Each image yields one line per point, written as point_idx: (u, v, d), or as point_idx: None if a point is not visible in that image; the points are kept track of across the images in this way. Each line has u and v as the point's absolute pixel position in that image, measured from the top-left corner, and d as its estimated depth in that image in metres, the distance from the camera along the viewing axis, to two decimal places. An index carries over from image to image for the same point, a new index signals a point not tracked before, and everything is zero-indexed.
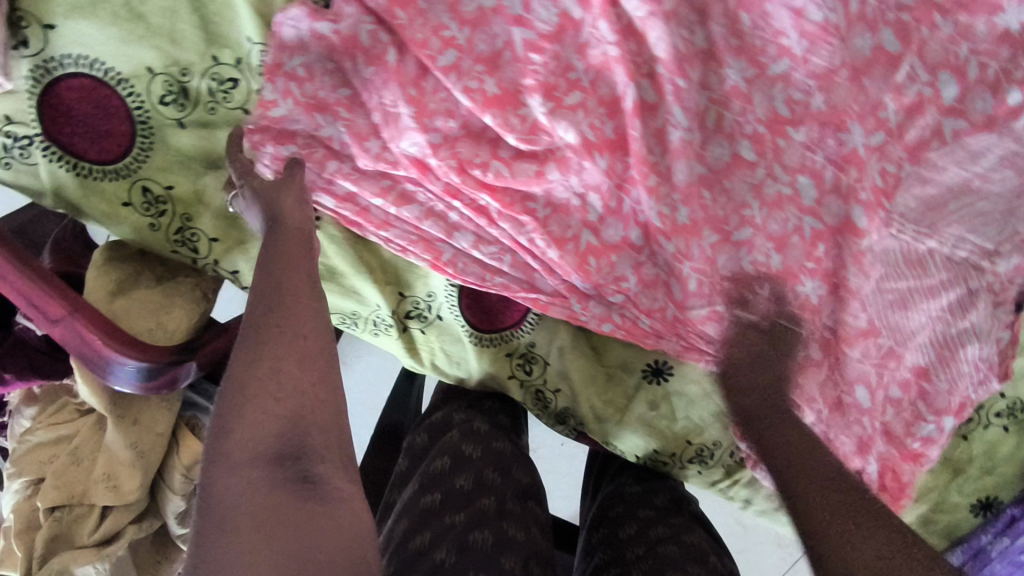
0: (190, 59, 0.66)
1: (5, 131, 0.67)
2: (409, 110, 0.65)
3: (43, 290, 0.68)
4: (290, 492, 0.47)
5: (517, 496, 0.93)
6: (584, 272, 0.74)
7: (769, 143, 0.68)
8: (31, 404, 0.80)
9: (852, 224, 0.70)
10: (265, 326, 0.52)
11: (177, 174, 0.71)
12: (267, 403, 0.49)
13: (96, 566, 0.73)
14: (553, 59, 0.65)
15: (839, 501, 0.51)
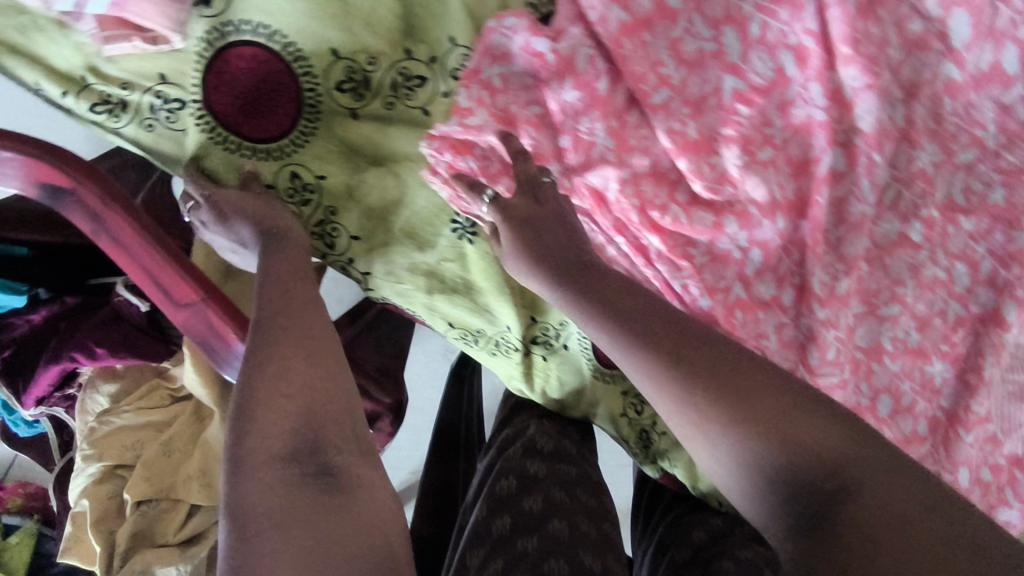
0: (380, 48, 0.59)
1: (155, 91, 0.60)
2: (613, 148, 0.63)
3: (176, 271, 0.62)
4: (310, 482, 0.46)
5: (591, 519, 0.83)
6: (729, 327, 0.70)
7: (939, 228, 0.69)
8: (112, 383, 0.73)
9: (999, 316, 0.71)
10: (270, 338, 0.51)
11: (331, 164, 0.66)
12: (277, 404, 0.48)
13: (178, 569, 0.67)
14: (758, 114, 0.62)
15: (725, 369, 0.52)
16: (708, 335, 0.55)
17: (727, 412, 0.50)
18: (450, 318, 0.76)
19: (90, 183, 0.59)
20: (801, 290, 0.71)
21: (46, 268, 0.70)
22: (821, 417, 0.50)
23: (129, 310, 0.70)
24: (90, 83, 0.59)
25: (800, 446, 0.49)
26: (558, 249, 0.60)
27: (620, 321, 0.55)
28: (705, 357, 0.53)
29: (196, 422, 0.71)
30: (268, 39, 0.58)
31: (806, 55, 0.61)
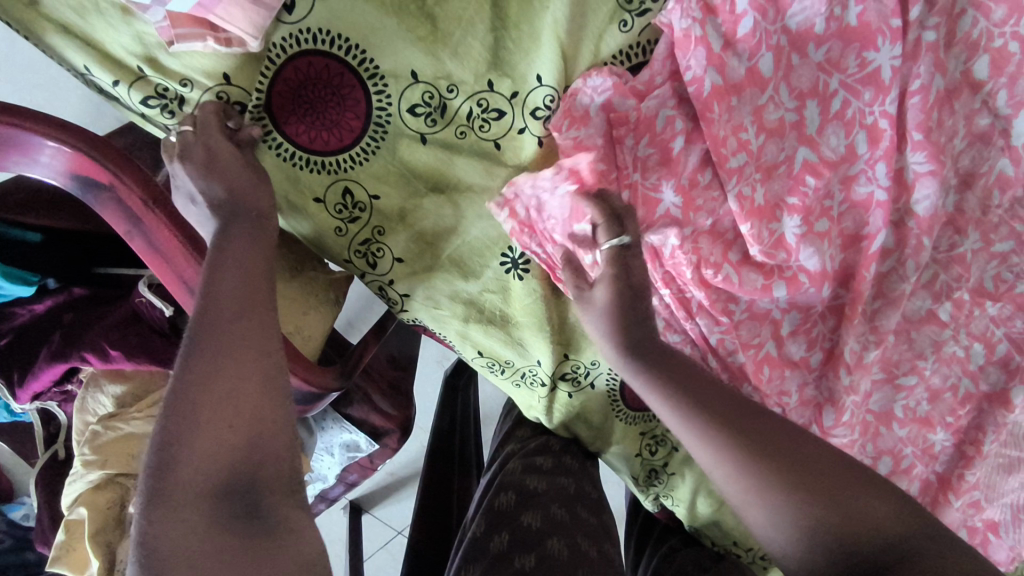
0: (463, 77, 0.58)
1: (216, 91, 0.56)
2: (681, 206, 0.62)
3: None
4: (235, 529, 0.40)
5: (590, 537, 0.78)
6: (756, 381, 0.71)
7: (967, 309, 0.73)
8: (118, 385, 0.67)
9: (1006, 398, 0.75)
10: (202, 347, 0.44)
11: (389, 185, 0.63)
12: (211, 433, 0.41)
13: None
14: (825, 186, 0.63)
15: (774, 441, 0.54)
16: (759, 408, 0.57)
17: (779, 481, 0.51)
18: (479, 347, 0.74)
19: (131, 181, 0.55)
20: (829, 354, 0.73)
21: (53, 257, 0.66)
22: (877, 496, 0.50)
23: (151, 312, 0.65)
24: (147, 75, 0.56)
25: (852, 521, 0.49)
26: (631, 321, 0.62)
27: (681, 391, 0.59)
28: (757, 427, 0.55)
29: None
30: (345, 52, 0.55)
31: (878, 136, 0.62)
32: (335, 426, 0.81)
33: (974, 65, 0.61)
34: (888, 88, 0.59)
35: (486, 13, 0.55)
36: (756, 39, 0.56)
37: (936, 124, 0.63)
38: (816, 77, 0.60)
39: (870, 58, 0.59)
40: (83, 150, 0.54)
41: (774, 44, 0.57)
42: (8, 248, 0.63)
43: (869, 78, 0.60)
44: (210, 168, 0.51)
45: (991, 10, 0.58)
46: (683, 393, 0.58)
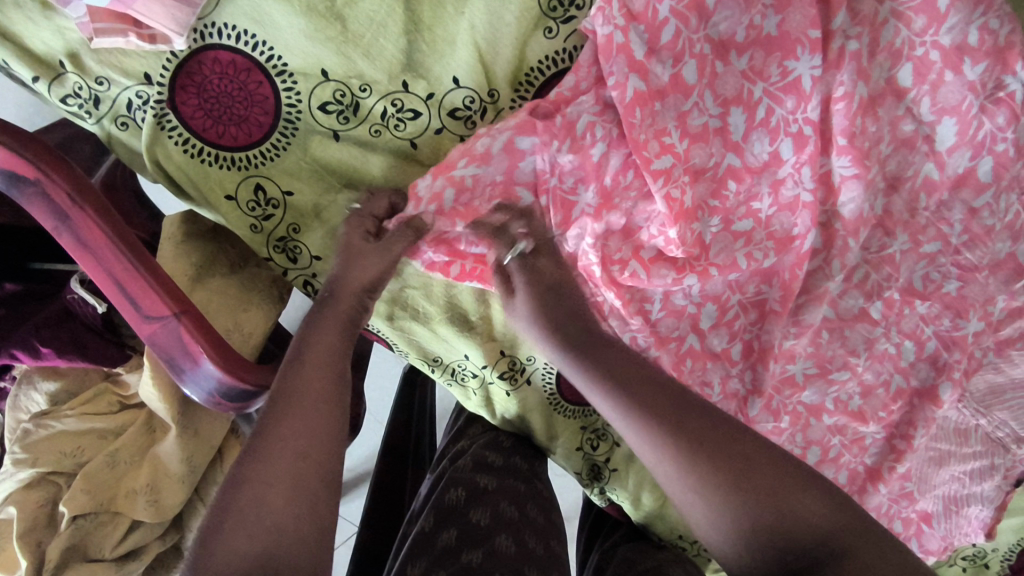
0: (376, 77, 0.57)
1: (136, 89, 0.55)
2: (593, 209, 0.59)
3: (154, 286, 0.57)
4: (282, 493, 0.46)
5: (536, 535, 0.77)
6: (677, 374, 0.69)
7: (897, 309, 0.73)
8: (52, 382, 0.67)
9: (935, 394, 0.74)
10: (268, 431, 0.49)
11: (301, 180, 0.61)
12: (291, 423, 0.50)
13: None
14: (747, 189, 0.63)
15: (710, 436, 0.52)
16: (693, 398, 0.55)
17: (714, 480, 0.50)
18: (411, 345, 0.73)
19: (59, 178, 0.56)
20: (750, 348, 0.72)
21: None
22: (811, 491, 0.49)
23: (84, 309, 0.64)
24: (66, 72, 0.54)
25: (781, 518, 0.48)
26: (560, 311, 0.62)
27: (620, 384, 0.57)
28: (695, 420, 0.53)
29: (147, 435, 0.66)
30: (253, 48, 0.55)
31: (803, 140, 0.61)
32: None
33: (898, 73, 0.62)
34: (811, 95, 0.59)
35: (398, 14, 0.54)
36: (678, 48, 0.56)
37: (865, 129, 0.63)
38: (740, 85, 0.60)
39: (791, 68, 0.59)
40: (10, 146, 0.54)
41: (697, 52, 0.57)
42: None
43: (790, 84, 0.59)
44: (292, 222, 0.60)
45: (912, 20, 0.60)
46: (620, 384, 0.56)
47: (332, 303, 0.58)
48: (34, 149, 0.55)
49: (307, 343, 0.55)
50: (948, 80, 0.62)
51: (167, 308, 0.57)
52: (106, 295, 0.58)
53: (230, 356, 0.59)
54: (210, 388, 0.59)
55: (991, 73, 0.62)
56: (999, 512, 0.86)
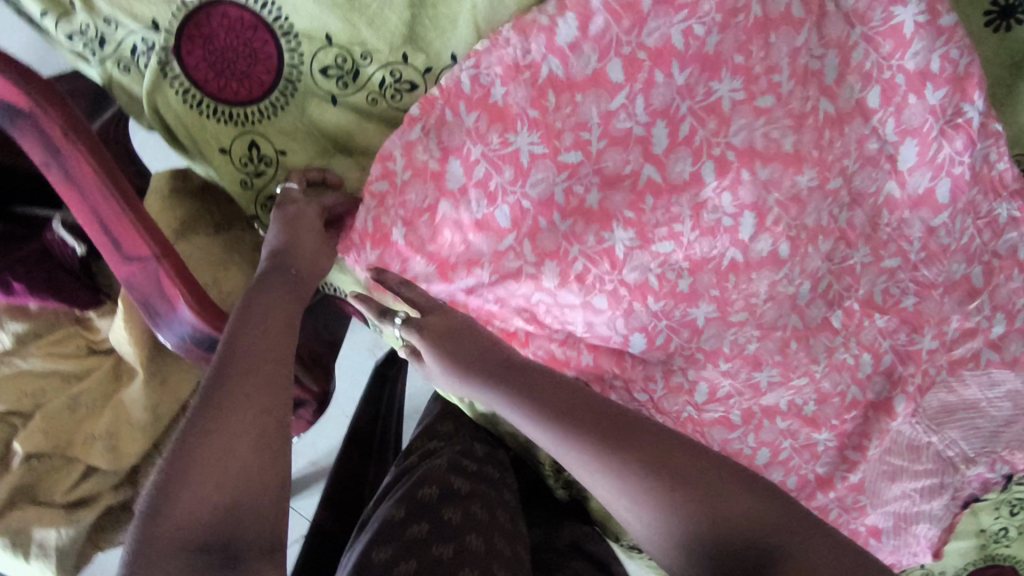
0: (378, 47, 0.60)
1: (142, 34, 0.57)
2: (532, 202, 0.63)
3: (132, 224, 0.58)
4: (247, 441, 0.43)
5: (507, 538, 0.72)
6: (618, 368, 0.75)
7: (857, 319, 0.76)
8: (19, 323, 0.64)
9: (891, 405, 0.79)
10: (227, 386, 0.45)
11: (296, 142, 0.63)
12: (250, 370, 0.46)
13: (59, 532, 0.62)
14: (663, 207, 0.66)
15: (653, 471, 0.48)
16: (611, 413, 0.53)
17: (670, 518, 0.47)
18: (390, 318, 0.75)
19: (53, 109, 0.57)
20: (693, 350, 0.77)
21: None
22: (745, 490, 0.47)
23: (61, 250, 0.63)
24: (76, 11, 0.56)
25: (729, 523, 0.46)
26: (470, 328, 0.62)
27: (556, 427, 0.53)
28: (632, 450, 0.50)
29: (112, 381, 0.65)
30: (261, 6, 0.57)
31: (724, 166, 0.66)
32: None
33: (868, 96, 0.67)
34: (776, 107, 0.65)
35: None
36: (603, 41, 0.59)
37: (830, 143, 0.67)
38: (671, 98, 0.63)
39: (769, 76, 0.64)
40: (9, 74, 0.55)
41: (623, 53, 0.60)
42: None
43: (758, 96, 0.65)
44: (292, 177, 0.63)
45: (880, 44, 0.65)
46: (550, 419, 0.54)
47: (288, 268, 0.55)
48: (32, 83, 0.56)
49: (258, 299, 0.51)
50: (912, 103, 0.66)
51: (147, 249, 0.58)
52: (88, 233, 0.59)
53: (207, 305, 0.60)
54: (183, 333, 0.60)
55: (952, 99, 0.67)
56: (944, 532, 0.89)
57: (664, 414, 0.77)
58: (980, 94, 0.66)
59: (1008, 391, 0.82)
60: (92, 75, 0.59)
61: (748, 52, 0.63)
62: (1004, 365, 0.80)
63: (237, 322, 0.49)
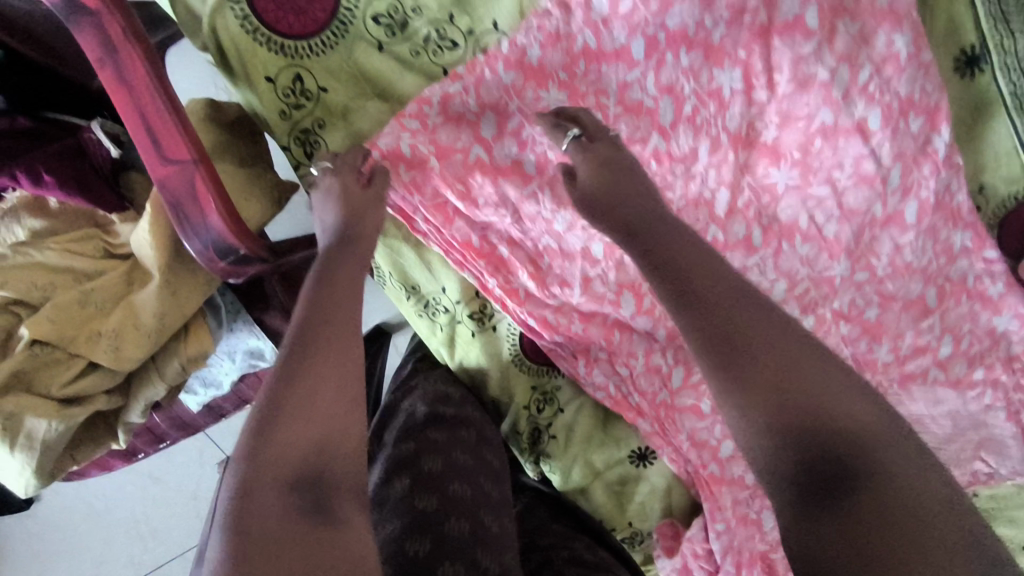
0: (428, 3, 0.65)
1: None
2: (557, 153, 0.72)
3: (174, 124, 0.61)
4: (327, 399, 0.49)
5: (491, 480, 0.75)
6: (608, 344, 0.82)
7: (830, 325, 0.84)
8: (37, 219, 0.66)
9: None
10: (310, 341, 0.52)
11: (338, 82, 0.67)
12: (326, 337, 0.53)
13: (50, 424, 0.62)
14: (664, 174, 0.74)
15: (785, 369, 0.52)
16: (773, 310, 0.55)
17: (778, 408, 0.51)
18: (393, 267, 0.77)
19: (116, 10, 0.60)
20: (674, 334, 0.83)
21: (16, 79, 0.69)
22: (859, 398, 0.51)
23: (96, 151, 0.67)
24: None
25: (834, 430, 0.50)
26: (638, 186, 0.64)
27: (701, 290, 0.57)
28: (778, 346, 0.53)
29: (124, 284, 0.67)
30: None
31: (717, 146, 0.74)
32: (244, 331, 0.82)
33: (869, 117, 0.74)
34: (767, 104, 0.73)
35: None
36: (632, 21, 0.66)
37: (804, 148, 0.76)
38: (676, 78, 0.70)
39: (775, 81, 0.72)
40: None
41: (647, 34, 0.67)
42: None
43: (756, 90, 0.72)
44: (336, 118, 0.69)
45: (872, 67, 0.72)
46: (695, 284, 0.57)
47: (353, 243, 0.61)
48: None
49: (332, 263, 0.58)
50: (902, 128, 0.75)
51: (187, 153, 0.61)
52: (128, 131, 0.62)
53: (234, 216, 0.63)
54: (208, 241, 0.63)
55: (924, 130, 0.76)
56: None
57: (641, 394, 0.84)
58: (947, 127, 0.75)
59: (950, 410, 0.87)
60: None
61: (751, 49, 0.70)
62: (947, 384, 0.87)
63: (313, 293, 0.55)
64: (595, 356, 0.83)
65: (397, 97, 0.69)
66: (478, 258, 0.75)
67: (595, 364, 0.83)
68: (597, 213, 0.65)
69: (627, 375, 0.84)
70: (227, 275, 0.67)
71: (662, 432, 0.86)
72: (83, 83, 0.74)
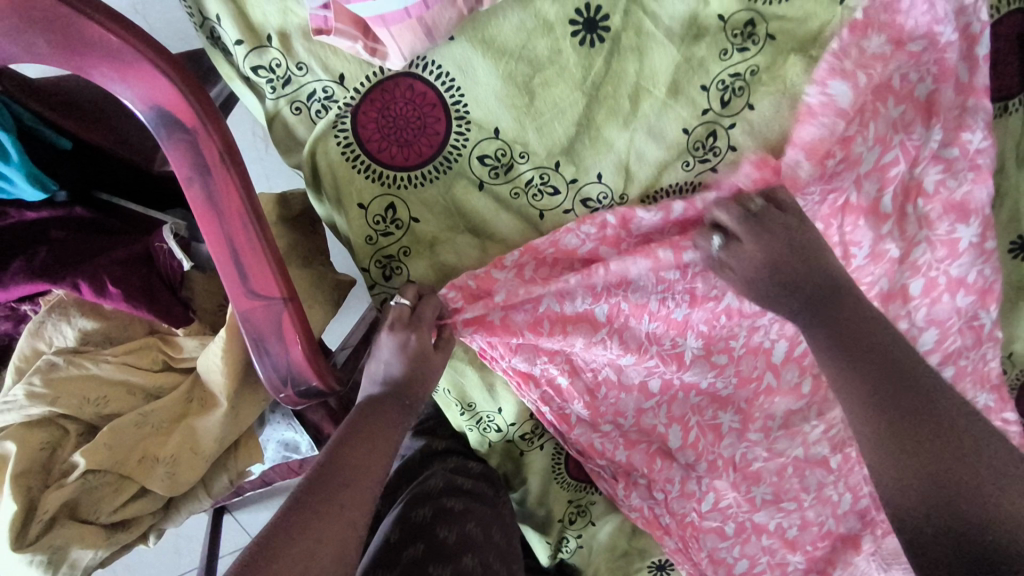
0: (536, 149, 0.63)
1: (325, 84, 0.58)
2: (630, 304, 0.70)
3: (268, 263, 0.56)
4: (319, 556, 0.51)
5: (501, 560, 0.74)
6: (647, 470, 0.84)
7: (851, 463, 0.89)
8: (91, 321, 0.62)
9: (857, 540, 0.92)
10: (316, 508, 0.53)
11: (431, 213, 0.65)
12: (336, 493, 0.54)
13: (96, 552, 0.62)
14: (730, 326, 0.75)
15: (929, 450, 0.53)
16: (942, 404, 0.55)
17: (929, 494, 0.52)
18: (453, 386, 0.78)
19: (213, 128, 0.51)
20: (711, 463, 0.86)
21: (76, 166, 0.63)
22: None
23: (167, 262, 0.63)
24: (271, 46, 0.56)
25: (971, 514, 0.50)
26: (805, 265, 0.62)
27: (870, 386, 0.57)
28: (943, 445, 0.53)
29: (183, 404, 0.64)
30: (445, 87, 0.59)
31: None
32: (282, 422, 0.77)
33: (911, 283, 0.78)
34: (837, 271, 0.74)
35: (578, 107, 0.62)
36: None
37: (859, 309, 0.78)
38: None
39: (852, 253, 0.73)
40: None
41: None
42: (34, 143, 0.59)
43: None
44: (424, 247, 0.67)
45: (936, 249, 0.75)
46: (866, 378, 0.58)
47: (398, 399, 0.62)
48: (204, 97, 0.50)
49: (366, 421, 0.60)
50: (943, 300, 0.79)
51: (277, 291, 0.57)
52: (213, 257, 0.56)
53: (316, 352, 0.61)
54: (284, 375, 0.61)
55: (973, 306, 0.79)
56: None
57: (672, 514, 0.87)
58: (995, 306, 0.79)
59: None
60: (256, 102, 0.59)
61: (830, 223, 0.70)
62: None
63: (344, 443, 0.57)
64: (634, 480, 0.86)
65: (487, 232, 0.67)
66: (533, 387, 0.75)
67: (633, 488, 0.86)
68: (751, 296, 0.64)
69: (662, 498, 0.87)
70: (284, 400, 0.64)
71: (686, 550, 0.88)
72: (143, 168, 0.68)
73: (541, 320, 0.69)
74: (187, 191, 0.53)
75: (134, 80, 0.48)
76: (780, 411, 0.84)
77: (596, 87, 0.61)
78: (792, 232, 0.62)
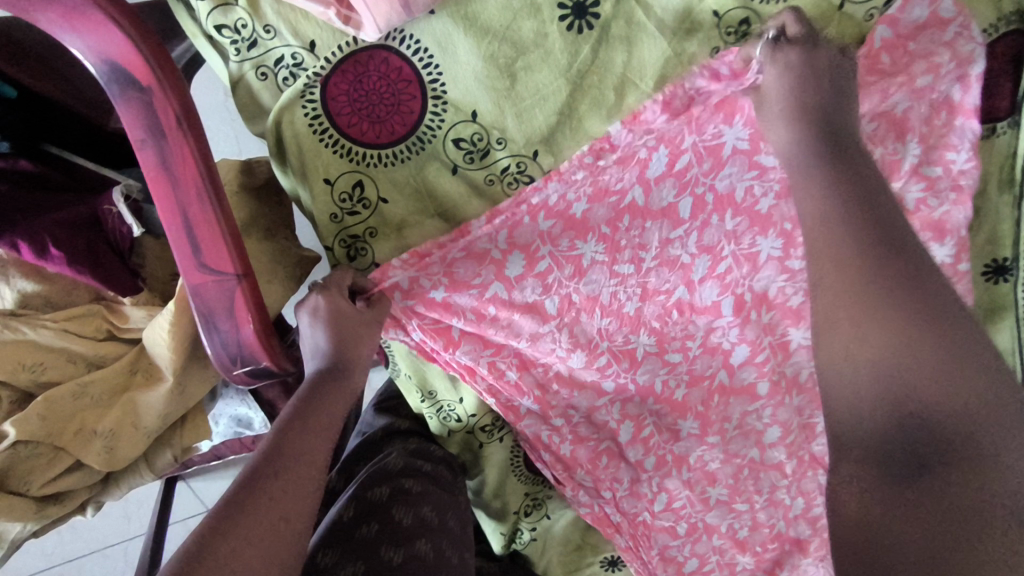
0: (515, 136, 0.60)
1: (294, 50, 0.54)
2: (580, 297, 0.70)
3: (224, 236, 0.53)
4: (258, 550, 0.46)
5: (455, 546, 0.72)
6: (588, 468, 0.83)
7: (805, 468, 0.89)
8: (31, 283, 0.58)
9: (805, 544, 0.93)
10: (244, 508, 0.47)
11: (401, 195, 0.62)
12: (278, 485, 0.50)
13: (25, 525, 0.60)
14: (683, 323, 0.75)
15: (906, 349, 0.52)
16: (930, 281, 0.52)
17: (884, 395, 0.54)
18: (415, 373, 0.76)
19: (170, 90, 0.47)
20: (660, 460, 0.85)
21: (23, 117, 0.60)
22: (971, 368, 0.51)
23: (116, 226, 0.59)
24: (237, 5, 0.52)
25: (917, 400, 0.53)
26: (838, 106, 0.52)
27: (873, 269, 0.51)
28: (919, 335, 0.51)
29: (126, 375, 0.62)
30: (422, 64, 0.56)
31: (740, 306, 0.75)
32: (236, 397, 0.74)
33: None
34: (799, 273, 0.73)
35: (562, 96, 0.59)
36: (683, 181, 0.65)
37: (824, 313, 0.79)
38: (718, 239, 0.70)
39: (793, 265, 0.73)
40: None
41: (696, 192, 0.66)
42: None
43: (791, 258, 0.72)
44: (391, 229, 0.64)
45: None
46: (861, 266, 0.51)
47: (335, 376, 0.60)
48: (162, 56, 0.46)
49: (310, 410, 0.56)
50: None
51: (231, 267, 0.54)
52: (164, 225, 0.53)
53: (269, 326, 0.59)
54: (235, 353, 0.58)
55: None
56: None
57: (624, 513, 0.87)
58: None
59: None
60: (220, 66, 0.55)
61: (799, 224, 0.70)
62: None
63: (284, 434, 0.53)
64: (580, 482, 0.85)
65: (458, 219, 0.64)
66: (489, 380, 0.74)
67: (581, 487, 0.85)
68: (764, 115, 0.53)
69: (611, 497, 0.86)
70: (232, 378, 0.61)
71: (637, 547, 0.88)
72: (98, 125, 0.64)
73: (486, 306, 0.68)
74: (137, 154, 0.49)
75: (85, 30, 0.43)
76: (735, 413, 0.84)
77: (581, 76, 0.58)
78: (836, 72, 0.51)
